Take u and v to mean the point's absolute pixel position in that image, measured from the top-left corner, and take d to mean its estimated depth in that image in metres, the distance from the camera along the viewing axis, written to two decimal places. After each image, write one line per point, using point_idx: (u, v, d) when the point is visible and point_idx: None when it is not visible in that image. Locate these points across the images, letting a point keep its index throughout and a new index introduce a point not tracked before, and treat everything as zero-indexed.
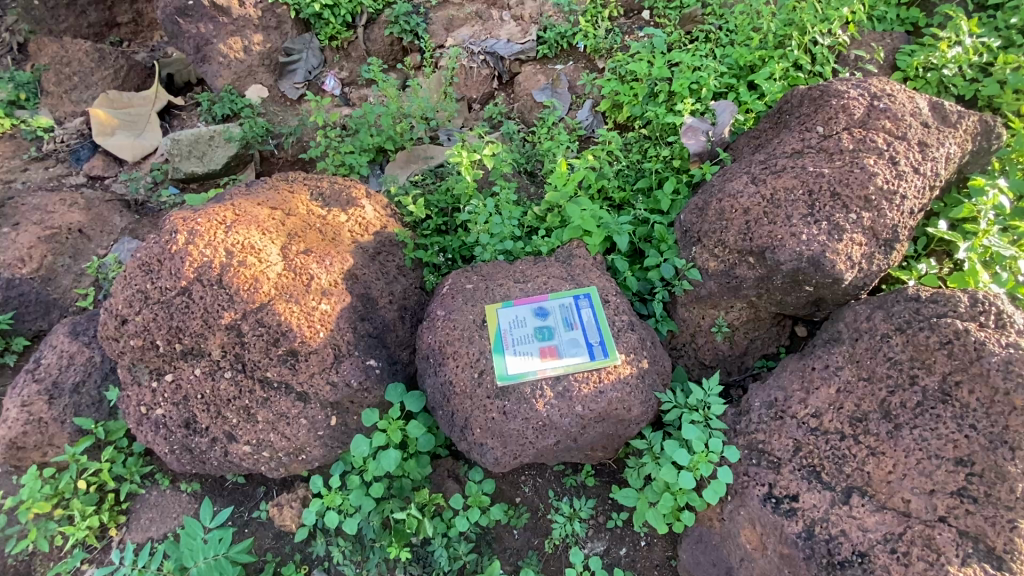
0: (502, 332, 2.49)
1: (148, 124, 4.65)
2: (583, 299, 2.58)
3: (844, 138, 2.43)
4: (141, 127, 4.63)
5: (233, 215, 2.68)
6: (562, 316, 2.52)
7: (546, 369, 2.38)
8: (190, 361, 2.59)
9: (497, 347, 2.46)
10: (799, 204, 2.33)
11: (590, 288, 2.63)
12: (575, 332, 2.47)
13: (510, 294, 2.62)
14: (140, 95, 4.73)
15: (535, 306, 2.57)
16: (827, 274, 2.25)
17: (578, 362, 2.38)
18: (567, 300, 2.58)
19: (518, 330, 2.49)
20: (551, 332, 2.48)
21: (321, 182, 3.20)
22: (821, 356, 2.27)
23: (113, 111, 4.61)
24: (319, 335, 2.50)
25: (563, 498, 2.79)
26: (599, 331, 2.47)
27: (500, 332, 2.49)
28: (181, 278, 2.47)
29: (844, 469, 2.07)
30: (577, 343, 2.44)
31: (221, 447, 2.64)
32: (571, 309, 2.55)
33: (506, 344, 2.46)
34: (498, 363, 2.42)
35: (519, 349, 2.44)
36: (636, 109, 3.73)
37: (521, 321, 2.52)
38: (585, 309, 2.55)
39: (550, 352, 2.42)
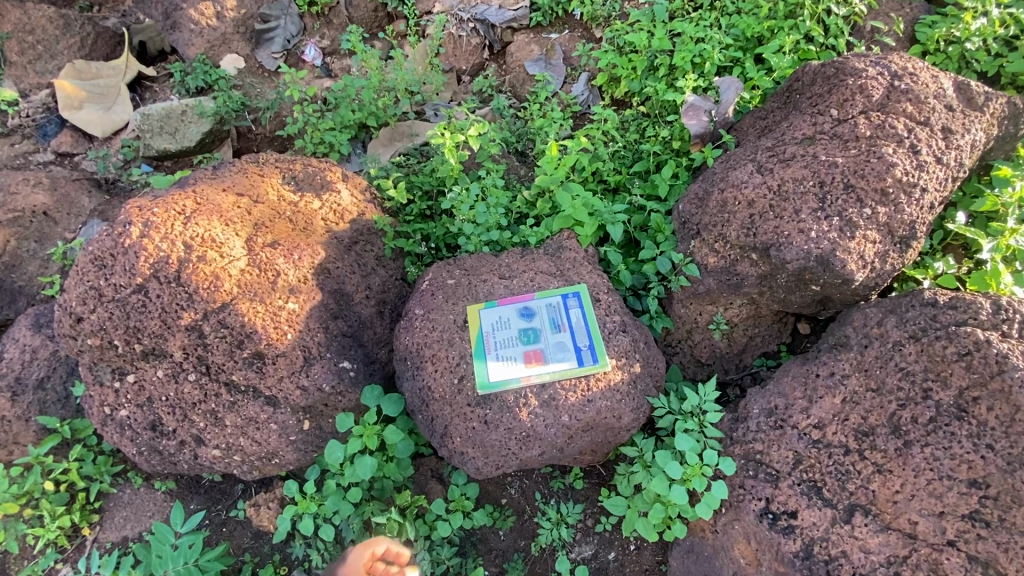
0: (483, 335, 2.32)
1: (119, 97, 4.35)
2: (572, 298, 2.40)
3: (861, 123, 2.19)
4: (112, 100, 4.33)
5: (193, 203, 2.46)
6: (549, 317, 2.35)
7: (530, 376, 2.22)
8: (152, 362, 2.41)
9: (477, 352, 2.30)
10: (809, 197, 2.11)
11: (580, 285, 2.45)
12: (562, 335, 2.30)
13: (494, 293, 2.45)
14: (109, 65, 4.43)
15: (520, 305, 2.39)
16: (837, 275, 2.07)
17: (565, 369, 2.22)
18: (554, 299, 2.41)
19: (500, 332, 2.33)
20: (536, 335, 2.30)
21: (294, 165, 2.99)
22: (826, 362, 2.10)
23: (81, 82, 4.32)
24: (287, 336, 2.29)
25: (550, 500, 2.67)
26: (589, 334, 2.30)
27: (481, 335, 2.32)
28: (135, 275, 2.26)
29: (847, 486, 1.94)
30: (565, 348, 2.27)
31: (191, 449, 2.55)
32: (557, 309, 2.37)
33: (487, 348, 2.30)
34: (479, 370, 2.26)
35: (501, 354, 2.28)
36: (634, 85, 3.49)
37: (503, 323, 2.35)
38: (574, 308, 2.37)
39: (535, 358, 2.26)
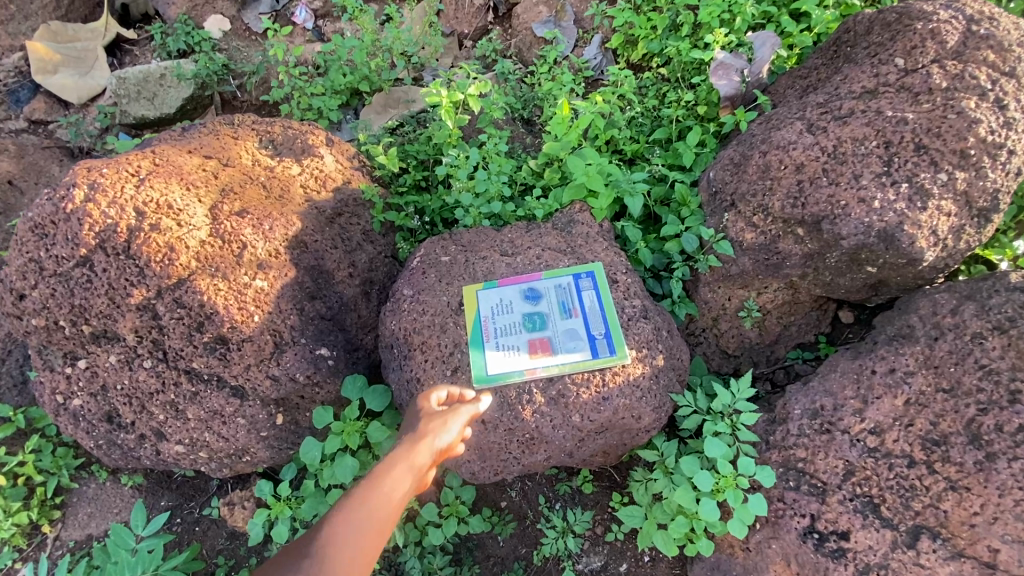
0: (481, 320, 2.01)
1: (96, 61, 4.01)
2: (585, 279, 2.08)
3: (935, 72, 1.84)
4: (89, 65, 4.00)
5: (151, 164, 2.14)
6: (558, 299, 2.03)
7: (535, 369, 1.91)
8: (103, 346, 2.11)
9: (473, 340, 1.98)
10: (872, 159, 1.77)
11: (594, 264, 2.12)
12: (573, 322, 1.97)
13: (494, 272, 2.13)
14: (87, 27, 4.07)
15: (524, 286, 2.07)
16: (902, 254, 1.74)
17: (576, 360, 1.91)
18: (564, 279, 2.08)
19: (501, 318, 2.01)
20: (543, 320, 1.98)
21: (272, 128, 2.67)
22: (886, 356, 1.78)
23: (55, 44, 3.97)
24: (254, 319, 1.98)
25: (555, 506, 2.37)
26: (605, 321, 1.98)
27: (479, 320, 2.01)
28: (79, 246, 1.95)
29: (912, 505, 1.63)
30: (576, 336, 1.95)
31: (152, 444, 2.26)
32: (568, 292, 2.04)
33: (485, 335, 1.98)
34: (476, 361, 1.94)
35: (501, 342, 1.96)
36: (654, 45, 3.12)
37: (505, 306, 2.03)
38: (587, 291, 2.05)
39: (541, 347, 1.94)
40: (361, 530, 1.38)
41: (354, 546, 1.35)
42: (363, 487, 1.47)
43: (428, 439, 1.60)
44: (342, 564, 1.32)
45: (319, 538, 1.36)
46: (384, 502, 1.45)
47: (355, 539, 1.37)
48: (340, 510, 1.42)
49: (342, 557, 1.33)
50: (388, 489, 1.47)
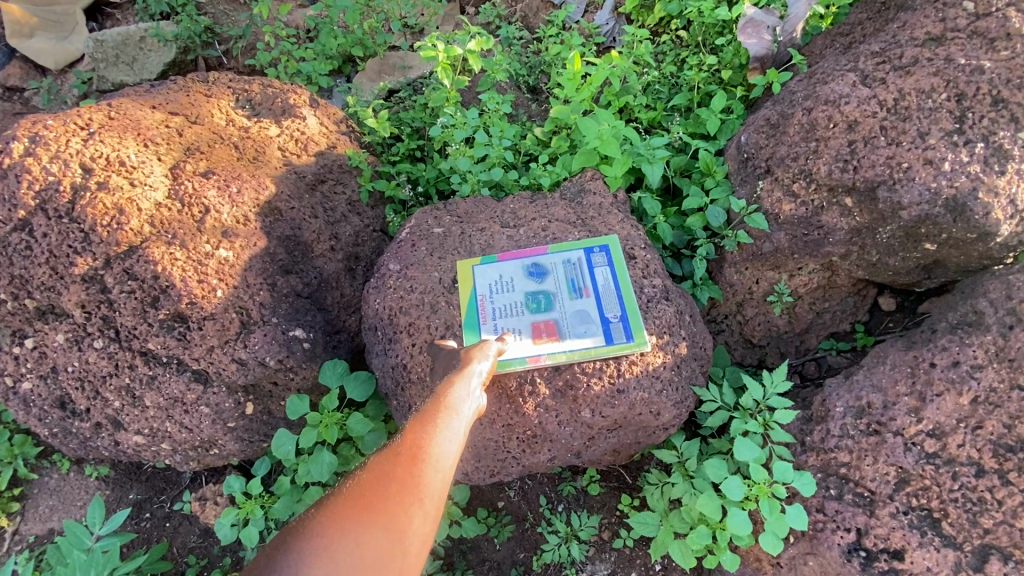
0: (477, 299, 1.75)
1: (76, 26, 3.74)
2: (598, 253, 1.82)
3: (1014, 15, 1.56)
4: (69, 29, 3.72)
5: (104, 117, 1.89)
6: (566, 277, 1.77)
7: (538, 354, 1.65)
8: (50, 324, 1.86)
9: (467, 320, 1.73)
10: (939, 115, 1.51)
11: (609, 236, 1.86)
12: (584, 303, 1.72)
13: (493, 248, 1.88)
14: None
15: (527, 262, 1.81)
16: (972, 227, 1.49)
17: (587, 346, 1.65)
18: (574, 253, 1.82)
19: (500, 296, 1.75)
20: (549, 301, 1.72)
21: (250, 86, 2.41)
22: (948, 347, 1.52)
23: (32, 6, 3.69)
24: (216, 294, 1.73)
25: (558, 508, 2.13)
26: (621, 302, 1.73)
27: (475, 300, 1.75)
28: (16, 207, 1.70)
29: (980, 521, 1.39)
30: (587, 319, 1.69)
31: (110, 433, 2.03)
32: (578, 268, 1.79)
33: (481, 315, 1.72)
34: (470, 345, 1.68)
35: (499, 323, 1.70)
36: (672, 6, 2.80)
37: (505, 283, 1.78)
38: (600, 266, 1.79)
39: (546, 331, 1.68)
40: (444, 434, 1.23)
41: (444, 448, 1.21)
42: (427, 399, 1.32)
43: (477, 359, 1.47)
44: (435, 465, 1.16)
45: (399, 447, 1.19)
46: (459, 408, 1.31)
47: (441, 442, 1.21)
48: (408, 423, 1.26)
49: (433, 460, 1.17)
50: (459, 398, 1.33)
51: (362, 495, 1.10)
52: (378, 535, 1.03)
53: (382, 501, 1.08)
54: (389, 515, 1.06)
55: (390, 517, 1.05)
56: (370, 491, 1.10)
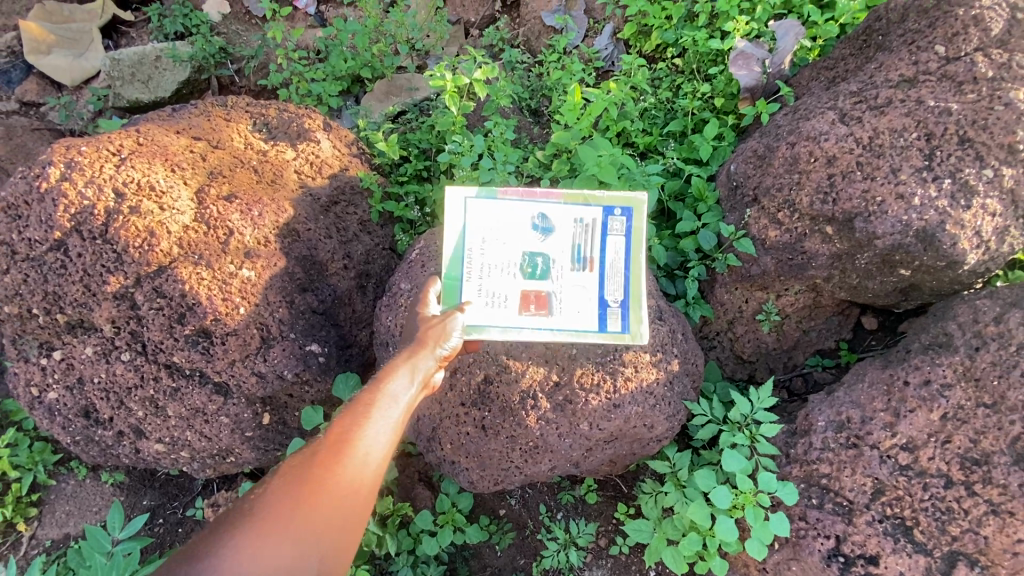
0: (471, 249, 1.75)
1: (92, 43, 3.88)
2: (616, 219, 1.78)
3: (980, 61, 1.70)
4: (84, 47, 3.86)
5: (134, 143, 2.02)
6: (573, 246, 1.76)
7: (516, 321, 1.74)
8: (79, 337, 1.98)
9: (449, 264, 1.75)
10: (910, 152, 1.64)
11: (638, 199, 1.78)
12: (587, 278, 1.76)
13: (497, 188, 1.77)
14: (82, 7, 3.91)
15: (537, 214, 1.76)
16: (941, 256, 1.62)
17: (580, 320, 1.74)
18: (590, 216, 1.78)
19: (489, 247, 1.75)
20: (545, 269, 1.74)
21: (267, 110, 2.53)
22: (921, 367, 1.64)
23: (50, 25, 3.83)
24: (239, 311, 1.84)
25: (557, 516, 2.23)
26: (624, 288, 1.77)
27: (469, 249, 1.75)
28: (53, 229, 1.82)
29: (949, 529, 1.50)
30: (586, 294, 1.75)
31: (131, 442, 2.13)
32: (588, 236, 1.77)
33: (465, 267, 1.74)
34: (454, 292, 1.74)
35: (494, 279, 1.74)
36: (668, 34, 2.95)
37: (501, 234, 1.75)
38: (615, 233, 1.78)
39: (533, 297, 1.74)
40: (373, 429, 1.36)
41: (373, 442, 1.35)
42: (363, 389, 1.45)
43: (430, 347, 1.59)
44: (360, 458, 1.31)
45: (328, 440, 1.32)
46: (393, 401, 1.44)
47: (369, 435, 1.35)
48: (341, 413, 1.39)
49: (359, 453, 1.31)
50: (395, 393, 1.46)
51: (285, 492, 1.23)
52: (298, 531, 1.19)
53: (306, 496, 1.23)
54: (310, 513, 1.21)
55: (312, 513, 1.21)
56: (292, 489, 1.24)
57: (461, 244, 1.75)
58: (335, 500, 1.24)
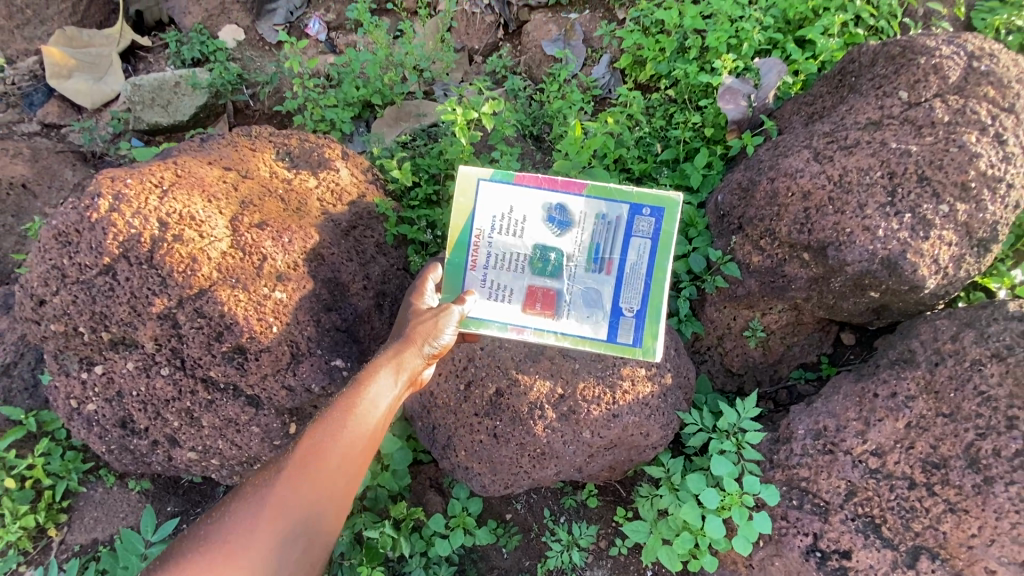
0: (481, 240, 1.88)
1: (111, 67, 3.98)
2: (644, 217, 1.84)
3: (937, 107, 1.91)
4: (104, 71, 3.97)
5: (173, 175, 2.19)
6: (590, 245, 1.86)
7: (519, 318, 1.90)
8: (121, 353, 2.15)
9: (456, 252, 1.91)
10: (875, 189, 1.84)
11: (672, 200, 1.82)
12: (601, 280, 1.87)
13: (517, 174, 1.85)
14: (102, 33, 4.01)
15: (557, 207, 1.85)
16: (904, 280, 1.82)
17: (583, 323, 1.90)
18: (617, 212, 1.85)
19: (505, 237, 1.88)
20: (556, 265, 1.87)
21: (289, 139, 2.69)
22: (887, 381, 1.83)
23: (71, 50, 3.94)
24: (273, 330, 2.04)
25: (561, 519, 2.39)
26: (640, 296, 1.87)
27: (480, 240, 1.88)
28: (102, 254, 2.00)
29: (912, 526, 1.68)
30: (595, 296, 1.88)
31: (165, 450, 2.30)
32: (610, 234, 1.86)
33: (476, 256, 1.90)
34: (458, 280, 1.92)
35: (504, 274, 1.89)
36: (661, 66, 3.09)
37: (517, 224, 1.88)
38: (641, 235, 1.85)
39: (542, 292, 1.89)
40: (353, 429, 1.67)
41: (353, 440, 1.67)
42: (347, 392, 1.73)
43: (411, 349, 1.82)
44: (334, 456, 1.63)
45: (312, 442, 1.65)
46: (371, 403, 1.72)
47: (346, 435, 1.66)
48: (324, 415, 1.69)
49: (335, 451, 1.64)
50: (376, 395, 1.74)
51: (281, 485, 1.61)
52: (288, 513, 1.58)
53: (294, 488, 1.60)
54: (298, 499, 1.59)
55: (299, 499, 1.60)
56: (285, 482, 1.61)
57: (474, 232, 1.89)
58: (316, 488, 1.61)
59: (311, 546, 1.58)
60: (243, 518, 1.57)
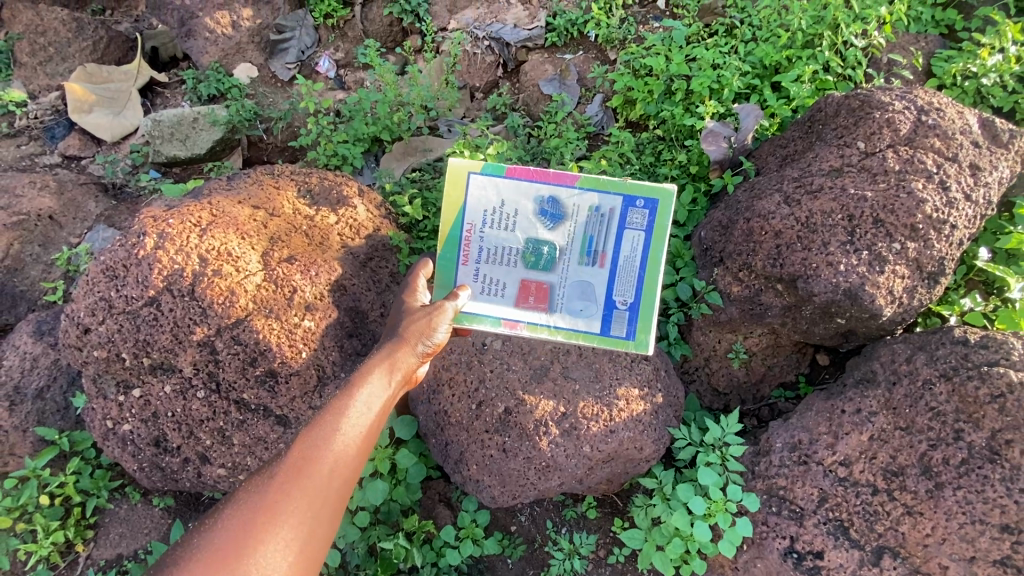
0: (475, 233, 2.15)
1: (129, 101, 3.89)
2: (639, 208, 2.10)
3: (889, 157, 2.18)
4: (122, 104, 3.88)
5: (209, 215, 2.40)
6: (584, 238, 2.13)
7: (514, 309, 2.18)
8: (160, 377, 2.34)
9: (459, 249, 2.16)
10: (838, 230, 2.11)
11: (666, 191, 2.08)
12: (594, 272, 2.14)
13: (506, 167, 2.10)
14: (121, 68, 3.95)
15: (550, 201, 2.11)
16: (865, 309, 2.08)
17: (574, 315, 2.18)
18: (612, 205, 2.11)
19: (498, 230, 2.14)
20: (549, 259, 2.14)
21: (310, 177, 2.85)
22: (853, 398, 2.09)
23: (92, 85, 3.88)
24: (301, 355, 2.29)
25: (562, 530, 2.54)
26: (631, 288, 2.15)
27: (474, 233, 2.15)
28: (148, 288, 2.22)
29: (876, 527, 1.93)
30: (586, 288, 2.16)
31: (194, 467, 2.43)
32: (604, 227, 2.12)
33: (468, 250, 2.17)
34: (451, 272, 2.19)
35: (499, 268, 2.16)
36: (650, 108, 3.26)
37: (509, 217, 2.14)
38: (635, 226, 2.12)
39: (538, 283, 2.16)
40: (351, 424, 1.77)
41: (351, 435, 1.76)
42: (345, 392, 1.84)
43: (404, 349, 1.99)
44: (328, 459, 1.69)
45: (309, 442, 1.71)
46: (365, 404, 1.84)
47: (341, 435, 1.74)
48: (322, 414, 1.78)
49: (329, 455, 1.70)
50: (373, 393, 1.87)
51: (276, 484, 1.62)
52: (279, 513, 1.58)
53: (287, 488, 1.61)
54: (289, 500, 1.60)
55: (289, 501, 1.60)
56: (281, 481, 1.63)
57: (469, 225, 2.15)
58: (306, 490, 1.63)
59: (316, 543, 1.60)
60: (236, 525, 1.54)
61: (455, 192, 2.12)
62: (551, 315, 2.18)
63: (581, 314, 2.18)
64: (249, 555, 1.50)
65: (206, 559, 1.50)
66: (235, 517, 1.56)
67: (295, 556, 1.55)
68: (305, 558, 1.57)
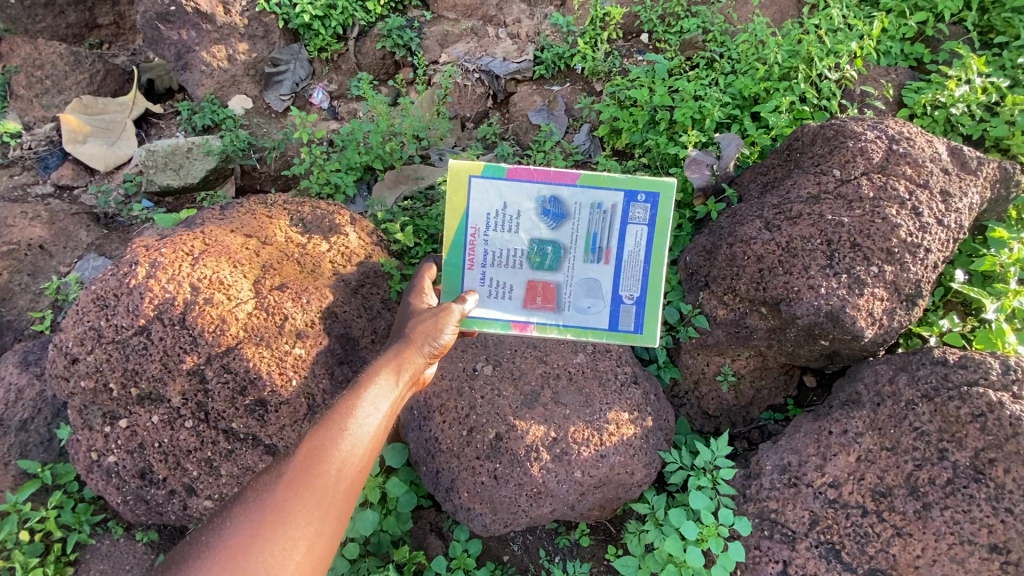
0: (480, 235, 2.09)
1: (124, 132, 3.95)
2: (642, 201, 2.04)
3: (864, 184, 2.27)
4: (116, 134, 3.93)
5: (202, 244, 2.42)
6: (588, 236, 2.07)
7: (522, 311, 2.14)
8: (148, 407, 2.32)
9: (463, 254, 2.11)
10: (817, 254, 2.19)
11: (667, 183, 2.01)
12: (599, 269, 2.10)
13: (504, 167, 2.02)
14: (117, 100, 4.02)
15: (552, 199, 2.03)
16: (847, 331, 2.13)
17: (582, 313, 2.15)
18: (614, 201, 2.04)
19: (502, 233, 2.08)
20: (555, 260, 2.08)
21: (302, 207, 2.86)
22: (840, 420, 2.12)
23: (87, 117, 3.94)
24: (291, 382, 2.29)
25: (556, 558, 2.46)
26: (637, 285, 2.11)
27: (479, 236, 2.09)
28: (139, 316, 2.24)
29: (867, 550, 1.94)
30: (594, 285, 2.11)
31: (180, 500, 2.37)
32: (608, 223, 2.06)
33: (473, 255, 2.11)
34: (458, 278, 2.13)
35: (505, 270, 2.11)
36: (636, 137, 3.35)
37: (512, 220, 2.07)
38: (638, 221, 2.06)
39: (545, 284, 2.11)
40: (358, 425, 1.79)
41: (358, 436, 1.78)
42: (352, 393, 1.86)
43: (411, 352, 2.01)
44: (336, 460, 1.72)
45: (318, 442, 1.73)
46: (374, 405, 1.86)
47: (350, 436, 1.77)
48: (331, 413, 1.80)
49: (338, 456, 1.73)
50: (380, 394, 1.89)
51: (286, 485, 1.66)
52: (288, 512, 1.61)
53: (297, 489, 1.65)
54: (299, 502, 1.63)
55: (299, 502, 1.63)
56: (291, 481, 1.66)
57: (473, 228, 2.08)
58: (315, 491, 1.66)
59: (326, 541, 1.64)
60: (248, 522, 1.59)
61: (456, 196, 2.06)
62: (560, 313, 2.15)
63: (590, 311, 2.13)
64: (261, 553, 1.55)
65: (220, 556, 1.54)
66: (244, 518, 1.61)
67: (304, 554, 1.59)
68: (313, 555, 1.61)
